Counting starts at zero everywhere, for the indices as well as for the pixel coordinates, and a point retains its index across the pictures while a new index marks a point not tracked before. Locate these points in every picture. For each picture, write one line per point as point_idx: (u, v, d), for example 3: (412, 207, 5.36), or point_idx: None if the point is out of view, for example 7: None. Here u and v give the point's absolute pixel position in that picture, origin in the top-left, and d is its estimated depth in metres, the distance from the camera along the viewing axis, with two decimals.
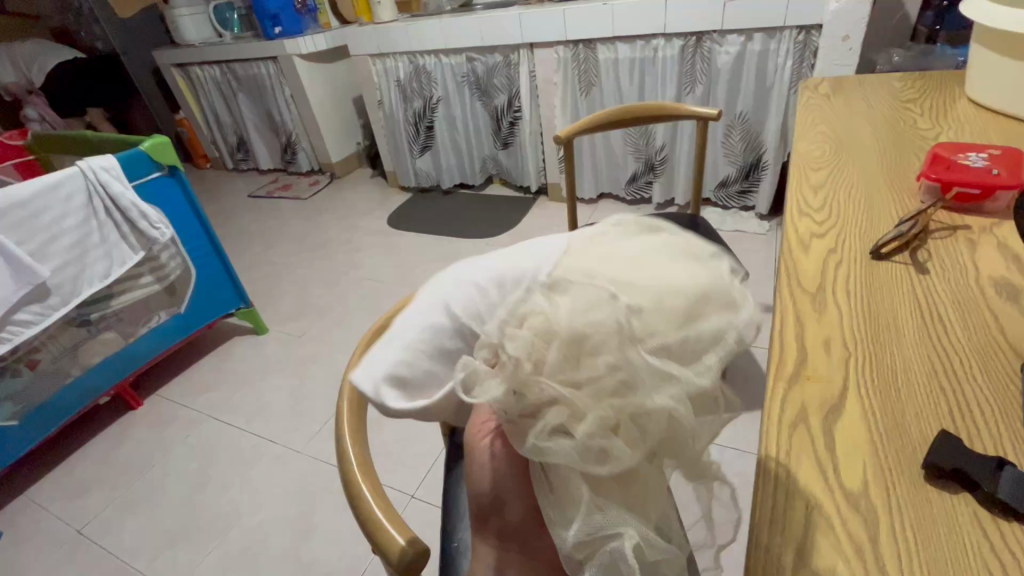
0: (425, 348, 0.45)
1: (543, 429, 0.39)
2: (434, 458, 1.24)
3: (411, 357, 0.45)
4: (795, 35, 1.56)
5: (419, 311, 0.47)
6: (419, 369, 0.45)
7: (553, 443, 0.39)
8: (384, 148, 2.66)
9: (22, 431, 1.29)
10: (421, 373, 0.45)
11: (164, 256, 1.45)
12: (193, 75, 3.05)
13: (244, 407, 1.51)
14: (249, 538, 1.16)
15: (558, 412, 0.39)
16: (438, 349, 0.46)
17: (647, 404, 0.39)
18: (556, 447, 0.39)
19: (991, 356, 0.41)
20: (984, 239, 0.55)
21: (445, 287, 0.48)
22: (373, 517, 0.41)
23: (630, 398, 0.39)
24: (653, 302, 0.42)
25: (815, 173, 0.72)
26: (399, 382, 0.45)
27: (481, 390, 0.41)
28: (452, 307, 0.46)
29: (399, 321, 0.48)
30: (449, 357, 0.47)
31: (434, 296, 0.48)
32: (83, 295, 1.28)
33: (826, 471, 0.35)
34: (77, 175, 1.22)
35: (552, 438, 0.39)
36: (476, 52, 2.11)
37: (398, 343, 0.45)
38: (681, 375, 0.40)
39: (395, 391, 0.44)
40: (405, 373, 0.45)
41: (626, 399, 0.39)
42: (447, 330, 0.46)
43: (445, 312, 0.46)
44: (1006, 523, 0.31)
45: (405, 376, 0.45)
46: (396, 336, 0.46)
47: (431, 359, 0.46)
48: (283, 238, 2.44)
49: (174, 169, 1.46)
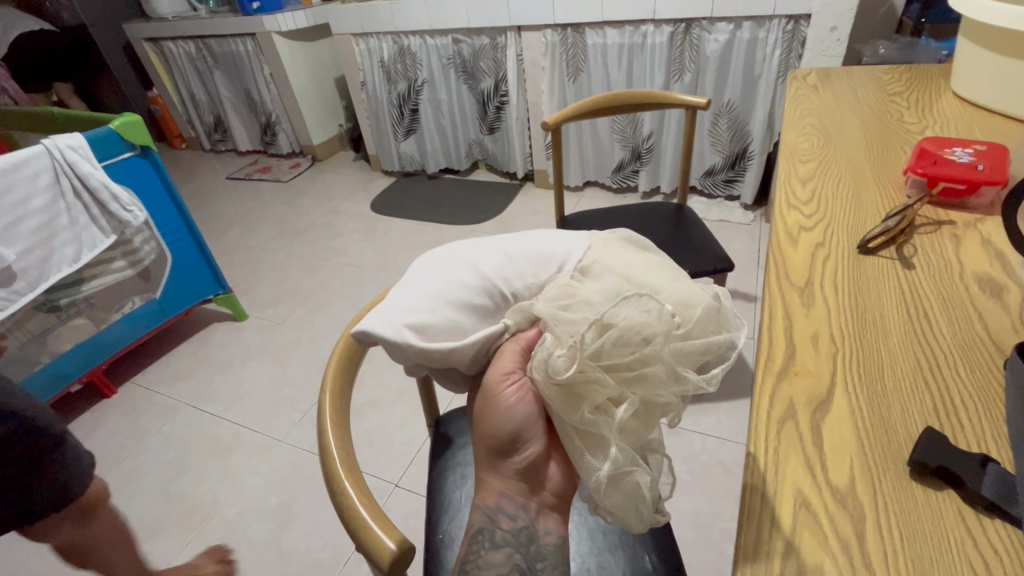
0: (450, 299, 0.47)
1: (591, 406, 0.44)
2: (418, 447, 1.24)
3: (435, 307, 0.46)
4: (784, 25, 1.56)
5: (441, 267, 0.49)
6: (444, 317, 0.46)
7: (597, 418, 0.44)
8: (367, 131, 2.60)
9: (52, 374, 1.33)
10: (444, 321, 0.46)
11: (137, 240, 1.40)
12: (166, 50, 2.93)
13: (222, 395, 1.48)
14: (229, 529, 1.14)
15: (599, 391, 0.44)
16: (464, 303, 0.47)
17: (662, 396, 0.45)
18: (602, 423, 0.44)
19: (974, 352, 0.42)
20: (969, 235, 0.55)
21: (467, 253, 0.51)
22: (359, 517, 0.40)
23: (644, 386, 0.45)
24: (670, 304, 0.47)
25: (804, 166, 0.72)
26: (422, 324, 0.45)
27: (558, 367, 0.44)
28: (480, 269, 0.49)
29: (419, 275, 0.49)
30: (474, 313, 0.48)
31: (459, 259, 0.50)
32: (52, 279, 1.23)
33: (814, 468, 0.35)
34: (42, 154, 1.16)
35: (595, 415, 0.44)
36: (462, 34, 2.06)
37: (424, 290, 0.47)
38: (694, 380, 0.45)
39: (416, 334, 0.44)
40: (427, 318, 0.45)
41: (644, 385, 0.45)
42: (473, 285, 0.48)
43: (472, 272, 0.49)
44: (989, 520, 0.31)
45: (427, 321, 0.45)
46: (420, 287, 0.47)
47: (455, 311, 0.47)
48: (262, 222, 2.38)
49: (147, 150, 1.40)
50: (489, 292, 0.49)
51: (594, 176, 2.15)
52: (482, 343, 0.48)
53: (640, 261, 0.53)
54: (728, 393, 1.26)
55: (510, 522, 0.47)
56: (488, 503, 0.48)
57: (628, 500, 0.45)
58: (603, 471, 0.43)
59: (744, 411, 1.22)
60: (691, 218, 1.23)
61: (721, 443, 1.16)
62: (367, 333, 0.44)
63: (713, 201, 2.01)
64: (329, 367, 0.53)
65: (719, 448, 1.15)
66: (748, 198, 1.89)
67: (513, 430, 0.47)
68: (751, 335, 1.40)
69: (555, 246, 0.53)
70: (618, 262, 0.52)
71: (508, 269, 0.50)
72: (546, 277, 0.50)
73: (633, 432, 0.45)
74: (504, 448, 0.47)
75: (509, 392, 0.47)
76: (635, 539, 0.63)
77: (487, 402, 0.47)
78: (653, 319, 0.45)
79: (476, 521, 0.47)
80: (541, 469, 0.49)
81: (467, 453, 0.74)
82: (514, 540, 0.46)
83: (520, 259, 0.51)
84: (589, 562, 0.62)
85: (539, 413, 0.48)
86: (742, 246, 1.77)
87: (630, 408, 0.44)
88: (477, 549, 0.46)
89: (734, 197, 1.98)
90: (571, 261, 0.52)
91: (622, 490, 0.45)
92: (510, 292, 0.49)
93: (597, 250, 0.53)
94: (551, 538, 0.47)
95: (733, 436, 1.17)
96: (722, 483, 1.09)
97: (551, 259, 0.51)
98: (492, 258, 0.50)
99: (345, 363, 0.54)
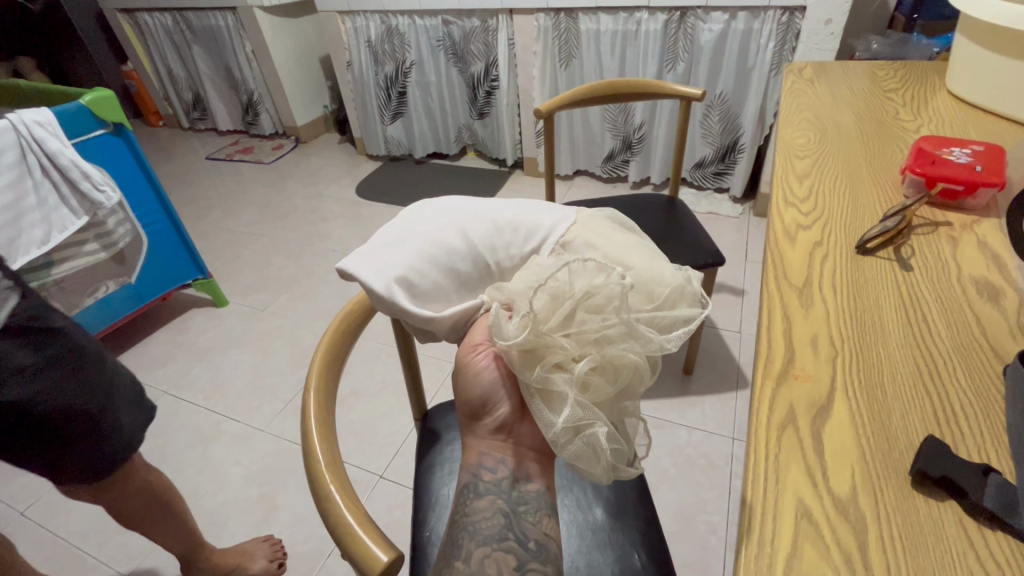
0: (437, 262, 0.48)
1: (546, 364, 0.43)
2: (404, 438, 1.22)
3: (424, 269, 0.47)
4: (779, 16, 1.54)
5: (431, 224, 0.50)
6: (429, 279, 0.47)
7: (554, 375, 0.43)
8: (353, 112, 2.54)
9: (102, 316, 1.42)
10: (431, 285, 0.47)
11: (111, 223, 1.34)
12: (142, 22, 2.81)
13: (202, 382, 1.44)
14: (208, 520, 1.12)
15: (555, 352, 0.43)
16: (452, 269, 0.48)
17: (629, 357, 0.43)
18: (557, 380, 0.42)
19: (973, 357, 0.41)
20: (965, 237, 0.55)
21: (457, 214, 0.51)
22: (346, 525, 0.38)
23: (617, 344, 0.43)
24: (640, 281, 0.48)
25: (800, 162, 0.71)
26: (410, 284, 0.46)
27: (509, 334, 0.44)
28: (469, 234, 0.50)
29: (410, 226, 0.50)
30: (459, 279, 0.49)
31: (450, 216, 0.51)
32: (20, 262, 1.16)
33: (815, 477, 0.35)
34: (7, 129, 1.10)
35: (552, 372, 0.43)
36: (452, 15, 2.01)
37: (413, 246, 0.48)
38: (652, 337, 0.44)
39: (404, 294, 0.46)
40: (415, 279, 0.47)
41: (612, 344, 0.43)
42: (463, 252, 0.49)
43: (461, 236, 0.49)
44: (990, 533, 0.31)
45: (416, 283, 0.47)
46: (409, 242, 0.48)
47: (441, 275, 0.48)
48: (244, 205, 2.32)
49: (120, 127, 1.34)
50: (476, 259, 0.50)
51: (584, 165, 2.13)
52: (457, 318, 0.49)
53: (621, 241, 0.54)
54: (715, 387, 1.27)
55: (491, 475, 0.46)
56: (470, 462, 0.47)
57: (590, 454, 0.43)
58: (557, 424, 0.42)
59: (730, 405, 1.22)
60: (682, 212, 1.22)
61: (706, 435, 1.17)
62: (358, 279, 0.46)
63: (702, 192, 2.01)
64: (315, 360, 0.51)
65: (705, 440, 1.16)
66: (738, 191, 1.89)
67: (483, 394, 0.47)
68: (738, 329, 1.41)
69: (540, 221, 0.53)
70: (601, 243, 0.53)
71: (496, 237, 0.51)
72: (527, 250, 0.52)
73: (601, 389, 0.43)
74: (476, 411, 0.48)
75: (481, 359, 0.48)
76: (625, 536, 0.63)
77: (459, 371, 0.48)
78: (611, 288, 0.44)
79: (460, 479, 0.46)
80: (516, 427, 0.48)
81: (454, 449, 0.73)
82: (496, 489, 0.45)
83: (508, 228, 0.52)
84: (578, 561, 0.62)
85: (511, 380, 0.48)
86: (730, 239, 1.77)
87: (588, 364, 0.43)
88: (463, 502, 0.45)
89: (723, 189, 1.98)
90: (555, 234, 0.53)
91: (582, 443, 0.42)
92: (494, 261, 0.51)
93: (579, 228, 0.54)
94: (531, 485, 0.46)
95: (718, 429, 1.17)
96: (706, 476, 1.10)
97: (537, 230, 0.53)
98: (482, 223, 0.51)
99: (332, 359, 0.52)
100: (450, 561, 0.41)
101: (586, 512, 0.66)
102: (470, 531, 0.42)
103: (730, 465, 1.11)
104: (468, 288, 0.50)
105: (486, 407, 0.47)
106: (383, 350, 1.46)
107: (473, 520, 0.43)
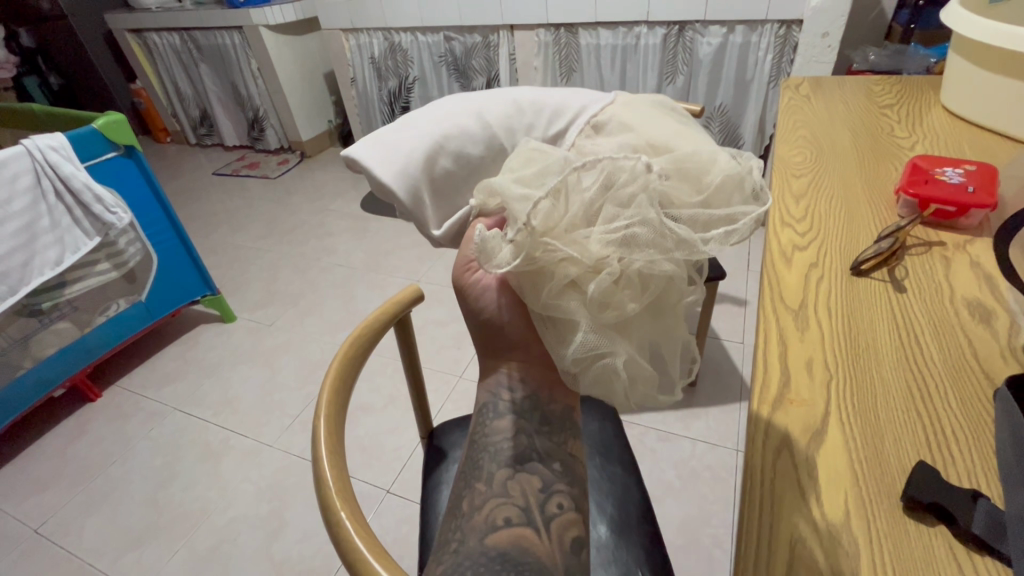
0: (448, 146, 0.52)
1: (554, 289, 0.46)
2: (411, 452, 1.23)
3: (443, 149, 0.52)
4: (776, 30, 1.56)
5: (445, 110, 0.54)
6: (438, 164, 0.51)
7: (564, 300, 0.46)
8: (357, 127, 2.57)
9: (110, 334, 1.43)
10: (439, 170, 0.52)
11: (122, 242, 1.38)
12: (150, 42, 2.86)
13: (211, 398, 1.46)
14: (218, 537, 1.13)
15: (566, 267, 0.45)
16: (463, 152, 0.53)
17: (658, 264, 0.45)
18: (568, 301, 0.46)
19: (964, 380, 0.42)
20: (958, 257, 0.56)
21: (474, 102, 0.56)
22: (354, 549, 0.39)
23: (643, 250, 0.45)
24: (679, 170, 0.50)
25: (797, 181, 0.72)
26: (419, 171, 0.50)
27: (502, 262, 0.47)
28: (483, 118, 0.55)
29: (424, 115, 0.54)
30: (471, 162, 0.54)
31: (465, 106, 0.55)
32: (34, 283, 1.20)
33: (810, 502, 0.36)
34: (22, 154, 1.13)
35: (563, 294, 0.46)
36: (454, 31, 2.04)
37: (421, 133, 0.51)
38: (689, 240, 0.45)
39: (408, 180, 0.49)
40: (426, 162, 0.50)
41: (635, 251, 0.45)
42: (476, 134, 0.54)
43: (476, 122, 0.54)
44: (980, 559, 0.32)
45: (431, 161, 0.51)
46: (425, 126, 0.52)
47: (451, 161, 0.52)
48: (251, 220, 2.35)
49: (131, 150, 1.36)
50: (489, 144, 0.54)
51: None
52: (456, 229, 0.54)
53: (664, 126, 0.56)
54: (719, 398, 1.27)
55: (510, 395, 0.52)
56: (490, 383, 0.53)
57: (603, 374, 0.49)
58: (570, 353, 0.47)
59: (733, 416, 1.23)
60: None
61: (711, 448, 1.17)
62: (361, 172, 0.49)
63: None
64: (322, 391, 0.52)
65: (710, 453, 1.16)
66: None
67: (496, 314, 0.53)
68: (742, 339, 1.42)
69: (561, 104, 0.58)
70: (635, 125, 0.56)
71: (513, 120, 0.56)
72: (545, 130, 0.57)
73: (622, 305, 0.46)
74: (494, 334, 0.54)
75: (480, 278, 0.53)
76: (629, 553, 0.64)
77: (459, 288, 0.53)
78: (626, 186, 0.46)
79: (480, 398, 0.53)
80: (530, 345, 0.54)
81: None
82: (517, 408, 0.51)
83: (527, 110, 0.57)
84: None
85: (516, 301, 0.53)
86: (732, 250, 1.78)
87: (608, 275, 0.44)
88: (483, 422, 0.51)
89: None
90: (582, 118, 0.57)
91: (594, 366, 0.48)
92: (508, 143, 0.55)
93: (615, 108, 0.58)
94: (554, 406, 0.53)
95: (722, 440, 1.18)
96: (711, 490, 1.10)
97: (560, 113, 0.57)
98: (499, 110, 0.56)
99: (340, 383, 0.54)
100: (473, 483, 0.46)
101: (591, 529, 0.67)
102: (492, 453, 0.48)
103: (735, 478, 1.12)
104: (477, 175, 0.55)
105: (499, 330, 0.53)
106: (389, 364, 1.48)
107: (492, 441, 0.49)
